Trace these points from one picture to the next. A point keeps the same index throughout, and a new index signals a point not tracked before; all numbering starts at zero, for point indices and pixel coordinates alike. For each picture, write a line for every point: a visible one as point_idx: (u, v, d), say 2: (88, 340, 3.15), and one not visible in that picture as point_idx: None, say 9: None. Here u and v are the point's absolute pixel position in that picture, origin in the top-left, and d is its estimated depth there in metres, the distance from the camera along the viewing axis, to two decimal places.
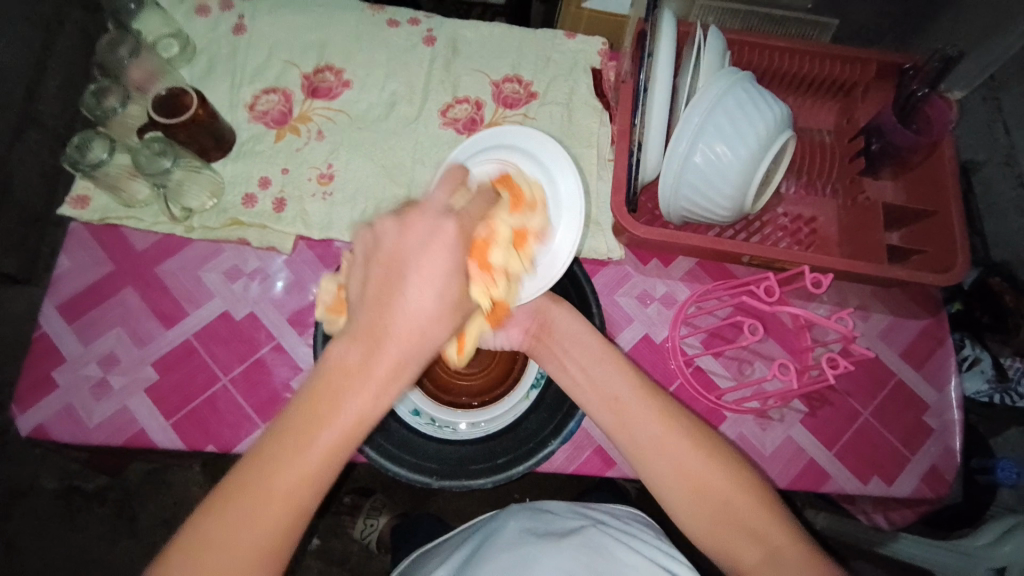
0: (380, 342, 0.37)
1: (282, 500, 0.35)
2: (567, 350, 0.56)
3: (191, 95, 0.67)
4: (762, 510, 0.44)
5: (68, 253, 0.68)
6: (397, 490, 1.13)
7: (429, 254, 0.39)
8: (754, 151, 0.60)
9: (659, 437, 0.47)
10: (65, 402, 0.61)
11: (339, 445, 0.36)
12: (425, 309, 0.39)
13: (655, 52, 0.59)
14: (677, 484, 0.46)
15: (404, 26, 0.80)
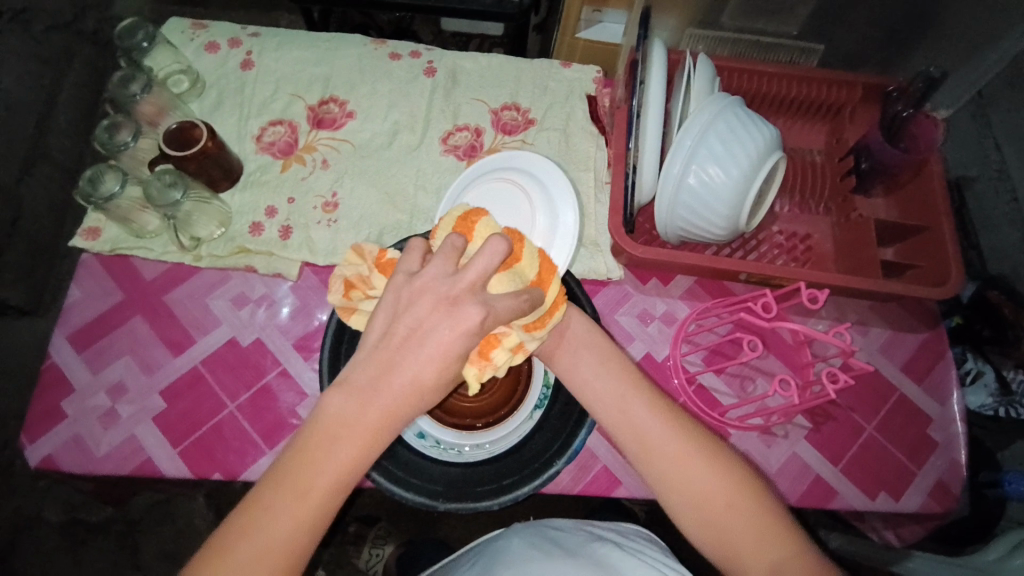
0: (373, 401, 0.39)
1: (272, 551, 0.37)
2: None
3: (201, 128, 0.70)
4: (762, 514, 0.45)
5: (79, 284, 0.69)
6: (402, 517, 1.12)
7: (446, 334, 0.40)
8: (745, 172, 0.62)
9: (656, 439, 0.48)
10: (73, 432, 0.62)
11: (331, 494, 0.38)
12: (423, 374, 0.40)
13: (647, 80, 0.61)
14: (683, 488, 0.46)
15: (406, 59, 0.84)
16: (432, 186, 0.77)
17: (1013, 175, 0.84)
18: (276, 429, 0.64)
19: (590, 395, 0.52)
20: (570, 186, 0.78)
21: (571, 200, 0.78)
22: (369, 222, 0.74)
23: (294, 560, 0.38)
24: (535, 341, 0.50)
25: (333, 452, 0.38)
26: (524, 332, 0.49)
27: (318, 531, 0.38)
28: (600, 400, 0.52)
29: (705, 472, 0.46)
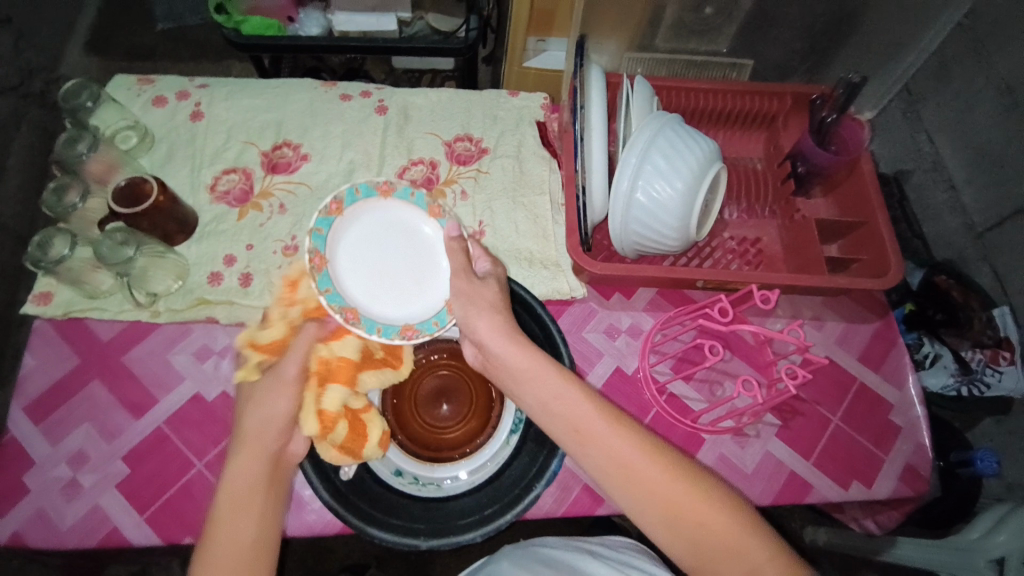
0: (248, 419, 0.53)
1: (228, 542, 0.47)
2: (521, 378, 0.55)
3: (152, 183, 0.69)
4: (733, 523, 0.46)
5: (33, 351, 0.67)
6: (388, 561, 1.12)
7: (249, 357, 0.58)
8: (691, 183, 0.64)
9: (619, 462, 0.49)
10: (37, 506, 0.60)
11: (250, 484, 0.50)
12: (262, 385, 0.55)
13: (587, 104, 0.64)
14: (652, 510, 0.48)
15: (357, 99, 0.86)
16: None
17: (946, 165, 0.90)
18: None
19: (552, 410, 0.53)
20: (527, 211, 0.80)
21: (530, 225, 0.79)
22: None
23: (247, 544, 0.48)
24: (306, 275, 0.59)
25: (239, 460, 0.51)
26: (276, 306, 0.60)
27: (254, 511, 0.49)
28: (562, 426, 0.53)
29: (691, 498, 0.47)
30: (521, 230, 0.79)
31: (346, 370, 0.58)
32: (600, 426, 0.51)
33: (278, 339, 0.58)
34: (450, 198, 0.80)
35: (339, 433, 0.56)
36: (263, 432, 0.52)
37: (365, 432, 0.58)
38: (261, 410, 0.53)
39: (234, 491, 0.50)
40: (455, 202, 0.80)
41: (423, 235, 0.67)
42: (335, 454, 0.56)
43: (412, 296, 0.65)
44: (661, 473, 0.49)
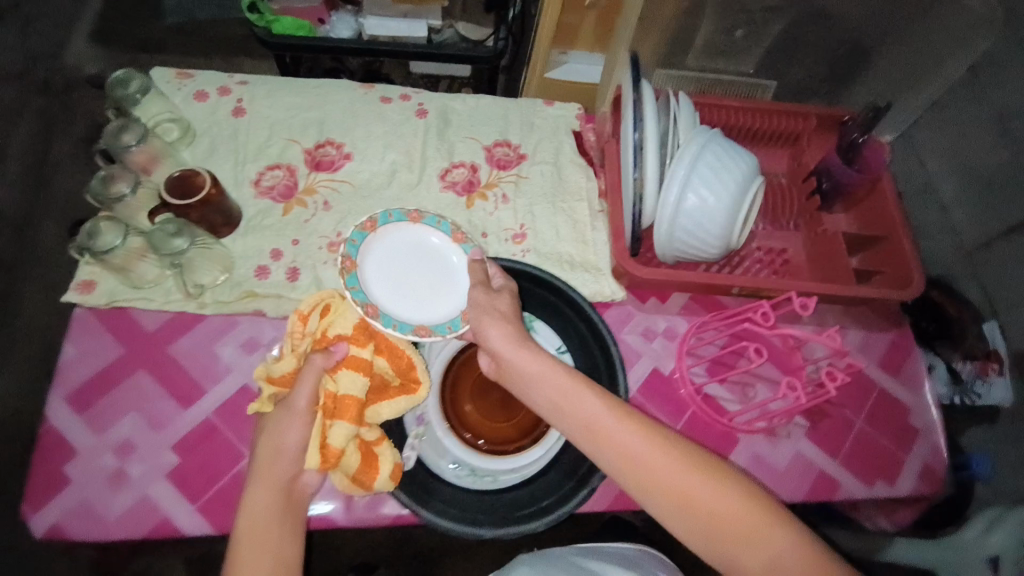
0: (262, 459, 0.53)
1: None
2: (528, 379, 0.57)
3: (204, 175, 0.68)
4: (746, 513, 0.49)
5: (73, 340, 0.66)
6: (399, 563, 1.13)
7: (270, 395, 0.59)
8: (734, 195, 0.67)
9: (631, 453, 0.52)
10: (79, 498, 0.60)
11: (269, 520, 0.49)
12: (277, 424, 0.54)
13: (641, 116, 0.65)
14: (666, 500, 0.50)
15: (397, 101, 0.87)
16: None
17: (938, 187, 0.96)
18: None
19: (564, 412, 0.55)
20: (567, 216, 0.82)
21: (569, 229, 0.82)
22: None
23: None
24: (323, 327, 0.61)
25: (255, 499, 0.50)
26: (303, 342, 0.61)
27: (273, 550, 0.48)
28: (573, 422, 0.54)
29: (706, 488, 0.50)
30: (561, 234, 0.81)
31: (353, 405, 0.56)
32: (611, 420, 0.53)
33: (286, 372, 0.59)
34: (492, 201, 0.82)
35: (349, 465, 0.56)
36: (278, 464, 0.52)
37: (376, 464, 0.57)
38: (279, 442, 0.53)
39: (252, 524, 0.49)
40: (496, 205, 0.81)
41: (448, 258, 0.68)
42: (348, 484, 0.57)
43: (426, 305, 0.66)
44: (675, 465, 0.51)
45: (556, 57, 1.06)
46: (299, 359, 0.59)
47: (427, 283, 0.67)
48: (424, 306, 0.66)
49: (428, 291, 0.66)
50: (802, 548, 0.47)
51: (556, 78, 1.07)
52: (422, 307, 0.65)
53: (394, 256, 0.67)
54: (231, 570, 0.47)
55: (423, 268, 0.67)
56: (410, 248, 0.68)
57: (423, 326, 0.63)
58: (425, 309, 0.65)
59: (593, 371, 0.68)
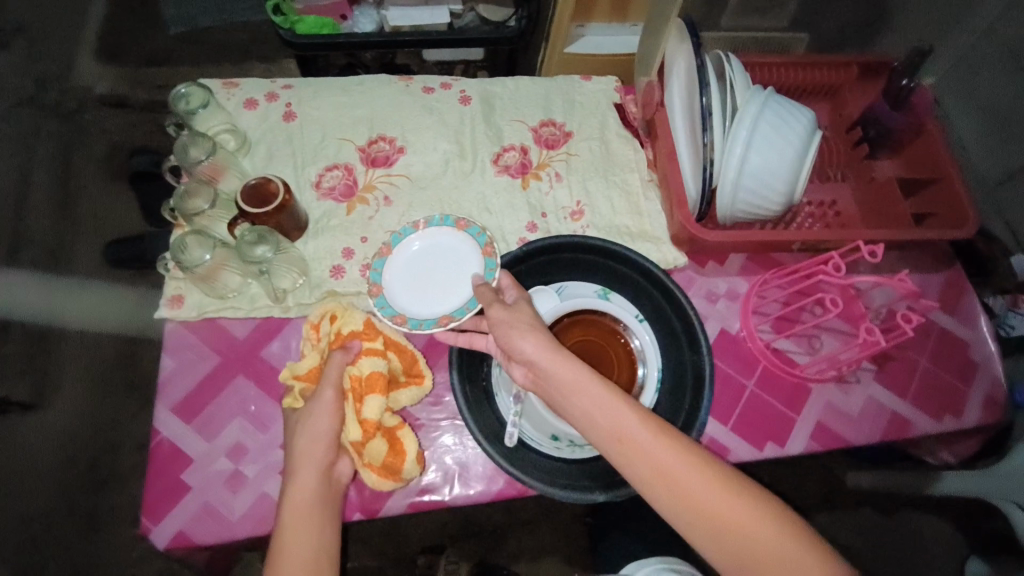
0: (297, 450, 0.59)
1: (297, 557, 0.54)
2: (564, 389, 0.55)
3: (276, 182, 0.71)
4: (772, 532, 0.50)
5: (170, 353, 0.69)
6: (467, 540, 1.18)
7: (294, 393, 0.64)
8: (798, 152, 0.68)
9: (661, 468, 0.52)
10: (202, 502, 0.63)
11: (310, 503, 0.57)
12: (308, 419, 0.60)
13: (706, 87, 0.67)
14: (694, 517, 0.51)
15: (439, 90, 0.87)
16: (496, 207, 0.81)
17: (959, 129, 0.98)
18: None
19: (595, 421, 0.54)
20: (620, 189, 0.84)
21: (624, 201, 0.83)
22: None
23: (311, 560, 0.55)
24: (339, 327, 0.65)
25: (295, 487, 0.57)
26: (323, 341, 0.66)
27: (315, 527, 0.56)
28: (604, 432, 0.54)
29: (733, 506, 0.51)
30: (616, 207, 0.83)
31: (379, 389, 0.61)
32: (643, 434, 0.53)
33: (313, 367, 0.64)
34: (547, 180, 0.83)
35: (378, 452, 0.61)
36: (313, 452, 0.59)
37: (401, 448, 0.63)
38: (313, 434, 0.60)
39: (296, 504, 0.57)
40: (551, 184, 0.83)
41: (468, 267, 0.71)
42: (379, 475, 0.63)
43: (427, 303, 0.70)
44: (707, 484, 0.52)
45: (574, 30, 1.06)
46: (321, 356, 0.65)
47: (440, 282, 0.71)
48: (426, 302, 0.70)
49: (435, 290, 0.70)
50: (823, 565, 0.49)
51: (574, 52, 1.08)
52: (426, 302, 0.70)
53: (425, 255, 0.73)
54: (277, 550, 0.55)
55: (443, 270, 0.71)
56: (441, 249, 0.73)
57: (404, 315, 0.68)
58: (424, 303, 0.70)
59: (671, 336, 0.70)
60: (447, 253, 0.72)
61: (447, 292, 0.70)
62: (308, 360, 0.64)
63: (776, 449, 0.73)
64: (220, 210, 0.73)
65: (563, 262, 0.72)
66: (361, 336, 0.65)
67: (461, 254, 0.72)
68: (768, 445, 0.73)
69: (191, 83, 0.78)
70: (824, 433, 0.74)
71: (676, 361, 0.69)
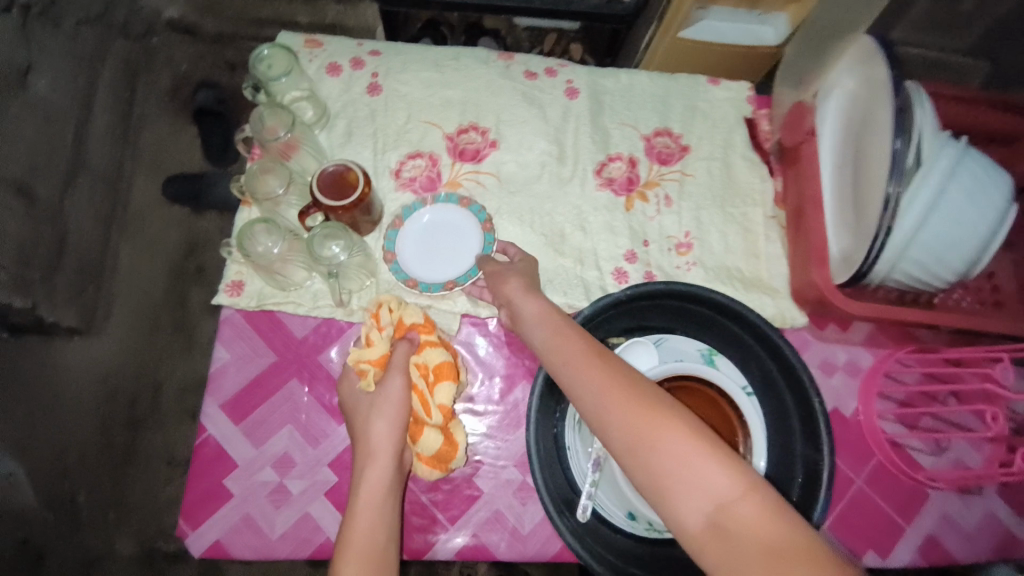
0: (366, 432, 0.53)
1: (364, 551, 0.46)
2: (526, 318, 0.55)
3: (356, 171, 0.62)
4: (703, 457, 0.40)
5: (226, 344, 0.63)
6: None
7: (349, 380, 0.57)
8: (994, 222, 0.55)
9: (592, 386, 0.46)
10: (243, 513, 0.58)
11: (382, 497, 0.50)
12: (379, 402, 0.54)
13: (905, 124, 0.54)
14: (621, 442, 0.42)
15: (542, 77, 0.76)
16: (591, 226, 0.71)
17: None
18: (453, 502, 0.61)
19: (549, 346, 0.51)
20: (738, 224, 0.72)
21: (740, 238, 0.72)
22: None
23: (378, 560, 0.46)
24: (408, 314, 0.59)
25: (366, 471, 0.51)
26: (388, 326, 0.58)
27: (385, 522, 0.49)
28: (552, 358, 0.50)
29: (664, 428, 0.41)
30: (730, 244, 0.71)
31: (449, 370, 0.57)
32: (583, 355, 0.48)
33: (385, 354, 0.56)
34: (654, 203, 0.72)
35: (436, 442, 0.55)
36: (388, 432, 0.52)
37: (454, 441, 0.58)
38: (389, 421, 0.53)
39: (371, 489, 0.50)
40: (658, 208, 0.72)
41: (472, 239, 0.66)
42: (429, 464, 0.57)
43: (435, 273, 0.66)
44: (635, 403, 0.43)
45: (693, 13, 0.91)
46: (386, 340, 0.57)
47: (448, 254, 0.66)
48: (434, 272, 0.66)
49: (443, 261, 0.66)
50: (758, 503, 0.37)
51: (688, 37, 0.92)
52: (434, 273, 0.66)
53: (434, 224, 0.67)
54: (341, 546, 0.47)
55: (451, 241, 0.67)
56: (449, 219, 0.67)
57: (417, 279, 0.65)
58: (432, 273, 0.66)
59: (781, 418, 0.59)
60: (454, 224, 0.67)
61: (454, 263, 0.66)
62: (375, 347, 0.56)
63: (877, 559, 0.63)
64: (293, 194, 0.65)
65: (666, 308, 0.63)
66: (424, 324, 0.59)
67: (467, 227, 0.67)
68: (869, 554, 0.63)
69: (274, 44, 0.70)
70: (934, 548, 0.64)
71: (783, 449, 0.58)
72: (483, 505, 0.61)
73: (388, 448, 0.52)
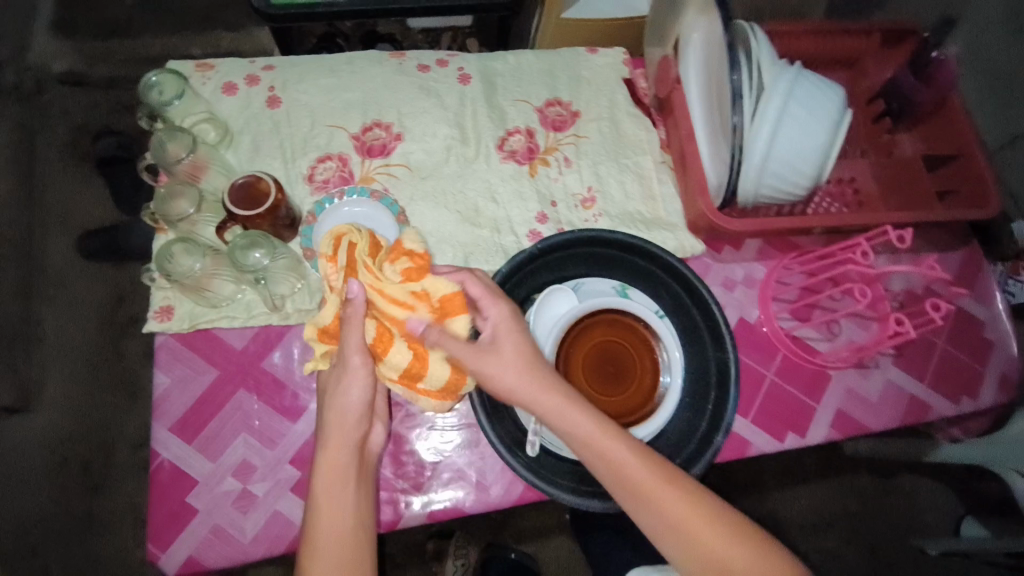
0: (325, 418, 0.56)
1: (331, 531, 0.52)
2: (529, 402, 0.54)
3: (267, 180, 0.64)
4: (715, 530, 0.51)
5: (164, 369, 0.64)
6: (475, 527, 1.18)
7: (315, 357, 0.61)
8: (829, 132, 0.64)
9: (619, 465, 0.52)
10: (211, 524, 0.60)
11: (340, 475, 0.54)
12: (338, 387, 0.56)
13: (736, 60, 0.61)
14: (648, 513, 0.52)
15: (435, 69, 0.80)
16: (502, 197, 0.76)
17: (966, 95, 0.91)
18: (416, 471, 0.64)
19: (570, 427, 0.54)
20: (633, 172, 0.79)
21: (637, 185, 0.79)
22: (451, 243, 0.73)
23: (344, 535, 0.52)
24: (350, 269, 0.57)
25: (328, 455, 0.55)
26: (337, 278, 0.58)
27: (348, 500, 0.53)
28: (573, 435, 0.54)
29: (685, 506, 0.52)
30: (629, 191, 0.78)
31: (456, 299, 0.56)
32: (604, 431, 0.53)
33: (333, 322, 0.58)
34: (555, 166, 0.78)
35: (434, 378, 0.58)
36: (349, 431, 0.55)
37: (461, 368, 0.58)
38: (341, 403, 0.56)
39: (331, 474, 0.54)
40: (560, 169, 0.78)
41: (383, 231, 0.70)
42: (437, 401, 0.60)
43: None
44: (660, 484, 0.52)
45: None
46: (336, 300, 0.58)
47: None
48: None
49: None
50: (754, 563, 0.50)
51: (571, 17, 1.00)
52: None
53: (345, 219, 0.70)
54: (310, 527, 0.52)
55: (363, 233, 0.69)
56: (358, 213, 0.70)
57: None
58: None
59: (692, 331, 0.67)
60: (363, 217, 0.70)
61: None
62: (324, 313, 0.58)
63: (798, 439, 0.72)
64: (207, 212, 0.67)
65: (580, 256, 0.68)
66: (414, 267, 0.58)
67: (378, 218, 0.70)
68: (790, 437, 0.71)
69: (162, 70, 0.71)
70: (845, 420, 0.73)
71: (699, 358, 0.66)
72: (444, 467, 0.65)
73: (345, 427, 0.55)
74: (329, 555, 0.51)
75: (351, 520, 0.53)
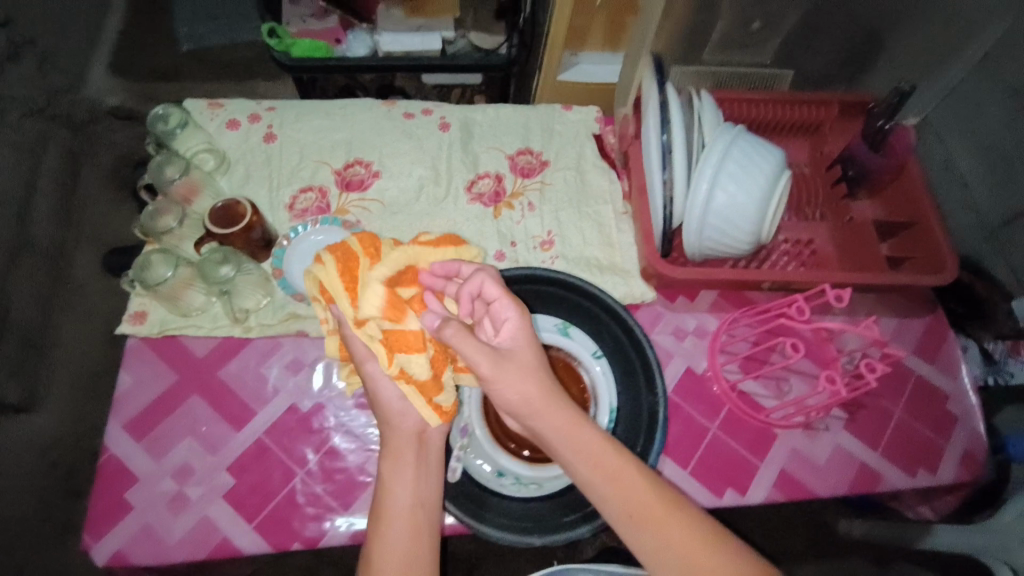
0: (379, 409, 0.58)
1: (398, 518, 0.53)
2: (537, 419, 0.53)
3: (245, 205, 0.72)
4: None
5: (129, 369, 0.69)
6: None
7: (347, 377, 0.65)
8: (764, 190, 0.68)
9: (625, 495, 0.51)
10: (142, 522, 0.62)
11: (400, 459, 0.55)
12: (380, 382, 0.58)
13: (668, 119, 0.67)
14: (662, 555, 0.49)
15: (419, 117, 0.88)
16: (466, 235, 0.81)
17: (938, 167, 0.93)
18: (347, 490, 0.65)
19: (574, 452, 0.52)
20: (592, 221, 0.84)
21: (595, 233, 0.83)
22: None
23: (411, 524, 0.53)
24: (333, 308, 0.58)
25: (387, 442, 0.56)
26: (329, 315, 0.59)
27: (415, 487, 0.54)
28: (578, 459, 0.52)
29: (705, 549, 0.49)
30: (587, 238, 0.82)
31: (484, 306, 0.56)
32: (609, 457, 0.52)
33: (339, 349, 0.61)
34: (519, 210, 0.83)
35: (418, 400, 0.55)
36: (402, 422, 0.57)
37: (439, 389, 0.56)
38: (381, 402, 0.58)
39: (392, 460, 0.55)
40: (523, 214, 0.83)
41: None
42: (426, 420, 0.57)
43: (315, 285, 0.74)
44: (670, 520, 0.50)
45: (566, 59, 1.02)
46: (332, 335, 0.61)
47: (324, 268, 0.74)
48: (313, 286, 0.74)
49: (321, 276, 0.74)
50: None
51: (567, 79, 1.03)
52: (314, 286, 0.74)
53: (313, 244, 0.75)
54: (377, 517, 0.53)
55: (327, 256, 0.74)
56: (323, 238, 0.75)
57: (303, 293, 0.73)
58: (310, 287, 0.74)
59: (629, 374, 0.69)
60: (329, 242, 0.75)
61: None
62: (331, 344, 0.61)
63: (736, 497, 0.70)
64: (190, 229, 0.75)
65: (526, 294, 0.71)
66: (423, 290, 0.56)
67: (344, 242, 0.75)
68: (727, 493, 0.70)
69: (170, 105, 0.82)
70: (788, 482, 0.71)
71: (633, 401, 0.68)
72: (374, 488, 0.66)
73: (394, 415, 0.57)
74: (396, 545, 0.51)
75: (420, 509, 0.54)
